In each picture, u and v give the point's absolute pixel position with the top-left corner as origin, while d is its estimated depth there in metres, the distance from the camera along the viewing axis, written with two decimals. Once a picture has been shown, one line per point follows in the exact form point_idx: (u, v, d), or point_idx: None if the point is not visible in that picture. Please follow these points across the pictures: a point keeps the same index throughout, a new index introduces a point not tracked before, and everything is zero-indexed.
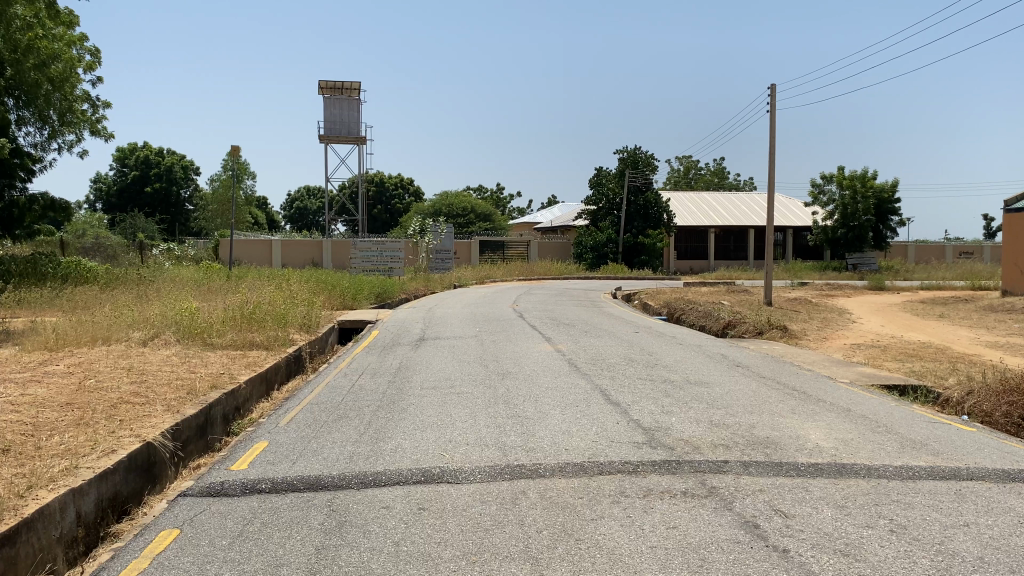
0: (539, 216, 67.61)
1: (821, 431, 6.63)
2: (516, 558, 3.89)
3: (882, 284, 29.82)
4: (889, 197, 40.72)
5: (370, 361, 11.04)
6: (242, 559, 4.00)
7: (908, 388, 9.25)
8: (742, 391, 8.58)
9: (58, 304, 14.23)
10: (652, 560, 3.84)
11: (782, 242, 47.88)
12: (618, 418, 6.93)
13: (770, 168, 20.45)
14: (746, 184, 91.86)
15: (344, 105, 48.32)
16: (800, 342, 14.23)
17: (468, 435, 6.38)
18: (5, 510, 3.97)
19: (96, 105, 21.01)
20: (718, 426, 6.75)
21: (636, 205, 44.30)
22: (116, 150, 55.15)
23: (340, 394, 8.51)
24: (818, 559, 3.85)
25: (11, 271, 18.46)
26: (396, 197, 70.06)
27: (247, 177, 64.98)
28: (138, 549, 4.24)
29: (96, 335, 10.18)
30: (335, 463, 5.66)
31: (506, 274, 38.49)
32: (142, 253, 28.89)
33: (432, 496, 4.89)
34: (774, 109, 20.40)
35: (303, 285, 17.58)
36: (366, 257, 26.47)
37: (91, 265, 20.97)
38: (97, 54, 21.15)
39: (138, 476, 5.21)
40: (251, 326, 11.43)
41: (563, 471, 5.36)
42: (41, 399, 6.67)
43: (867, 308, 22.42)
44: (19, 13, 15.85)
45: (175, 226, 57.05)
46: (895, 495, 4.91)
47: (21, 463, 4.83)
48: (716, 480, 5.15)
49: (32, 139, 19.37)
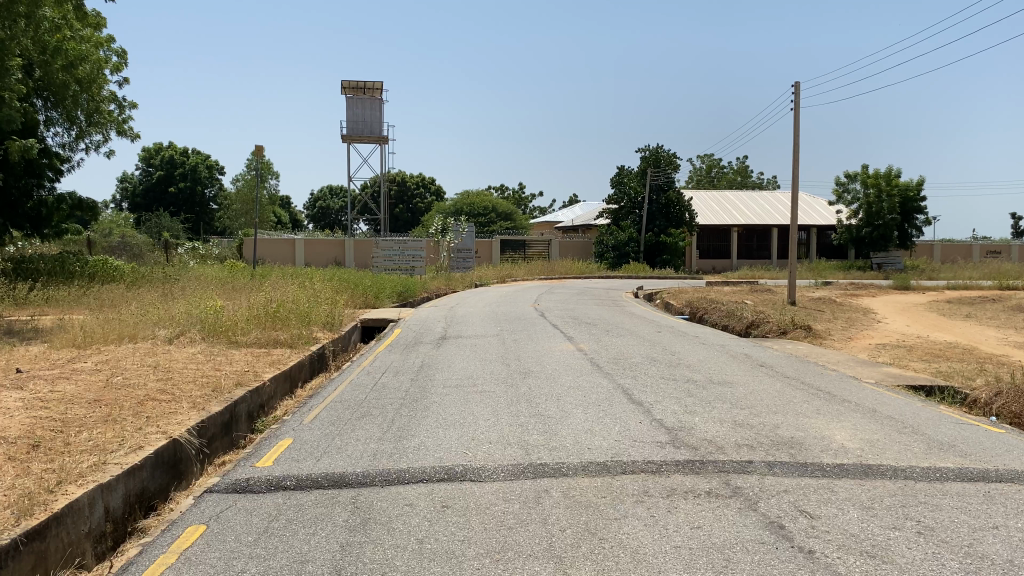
0: (561, 215, 67.51)
1: (847, 432, 6.58)
2: (539, 558, 3.89)
3: (907, 283, 29.48)
4: (914, 196, 40.33)
5: (391, 360, 11.06)
6: (268, 555, 4.03)
7: (936, 389, 9.11)
8: (767, 390, 8.54)
9: (85, 303, 14.38)
10: (677, 560, 3.83)
11: (805, 241, 47.61)
12: (643, 419, 6.88)
13: (795, 165, 20.31)
14: (769, 183, 91.73)
15: (367, 104, 48.47)
16: (824, 343, 14.15)
17: (491, 434, 6.38)
18: (36, 505, 4.04)
19: (123, 105, 21.16)
20: (742, 426, 6.70)
21: (658, 204, 44.16)
22: (142, 150, 56.01)
23: (363, 393, 8.54)
24: (845, 560, 3.82)
25: (39, 270, 18.67)
26: (418, 196, 70.41)
27: (271, 177, 65.46)
28: (165, 544, 4.29)
29: (122, 332, 10.29)
30: (358, 461, 5.67)
31: (528, 274, 38.48)
32: (167, 252, 29.16)
33: (456, 493, 4.91)
34: (798, 108, 20.20)
35: (326, 284, 17.70)
36: (388, 256, 26.59)
37: (116, 264, 21.08)
38: (123, 54, 21.28)
39: (165, 473, 5.26)
40: (275, 325, 11.52)
41: (586, 469, 5.36)
42: (70, 395, 6.78)
43: (892, 308, 22.22)
44: (53, 16, 15.99)
45: (200, 225, 57.59)
46: (922, 497, 4.85)
47: (51, 459, 4.91)
48: (740, 480, 5.12)
49: (60, 140, 19.59)
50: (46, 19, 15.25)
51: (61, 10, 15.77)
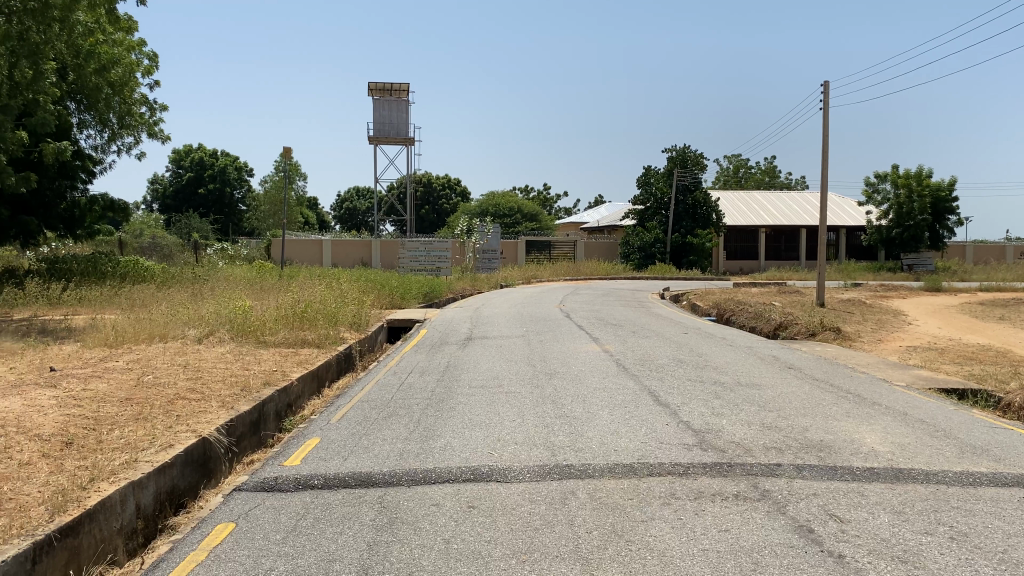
0: (588, 216, 67.40)
1: (877, 435, 6.50)
2: (565, 559, 3.88)
3: (938, 285, 29.10)
4: (946, 196, 39.71)
5: (418, 360, 11.11)
6: (296, 553, 4.05)
7: (968, 392, 8.97)
8: (795, 393, 8.45)
9: (116, 302, 14.59)
10: (705, 563, 3.80)
11: (834, 241, 47.06)
12: (669, 421, 6.84)
13: (824, 164, 20.10)
14: (797, 183, 90.86)
15: (393, 106, 48.75)
16: (854, 344, 13.99)
17: (517, 434, 6.39)
18: (69, 501, 4.10)
19: (154, 108, 21.42)
20: (770, 429, 6.64)
21: (684, 204, 43.90)
22: (172, 152, 56.77)
23: (389, 393, 8.57)
24: (876, 565, 3.77)
25: (72, 270, 18.95)
26: (444, 197, 70.66)
27: (299, 177, 66.05)
28: (195, 542, 4.34)
29: (152, 332, 10.42)
30: (385, 461, 5.70)
31: (553, 275, 38.44)
32: (197, 252, 29.50)
33: (483, 494, 4.91)
34: (827, 108, 19.99)
35: (354, 284, 17.82)
36: (414, 257, 26.70)
37: (147, 264, 21.35)
38: (155, 58, 21.54)
39: (194, 471, 5.32)
40: (303, 325, 11.61)
41: (613, 472, 5.33)
42: (102, 394, 6.88)
43: (924, 310, 21.88)
44: (86, 20, 16.21)
45: (229, 226, 58.25)
46: (955, 502, 4.78)
47: (84, 456, 4.98)
48: (769, 483, 5.08)
49: (93, 142, 19.86)
50: (80, 23, 15.42)
51: (94, 13, 15.95)
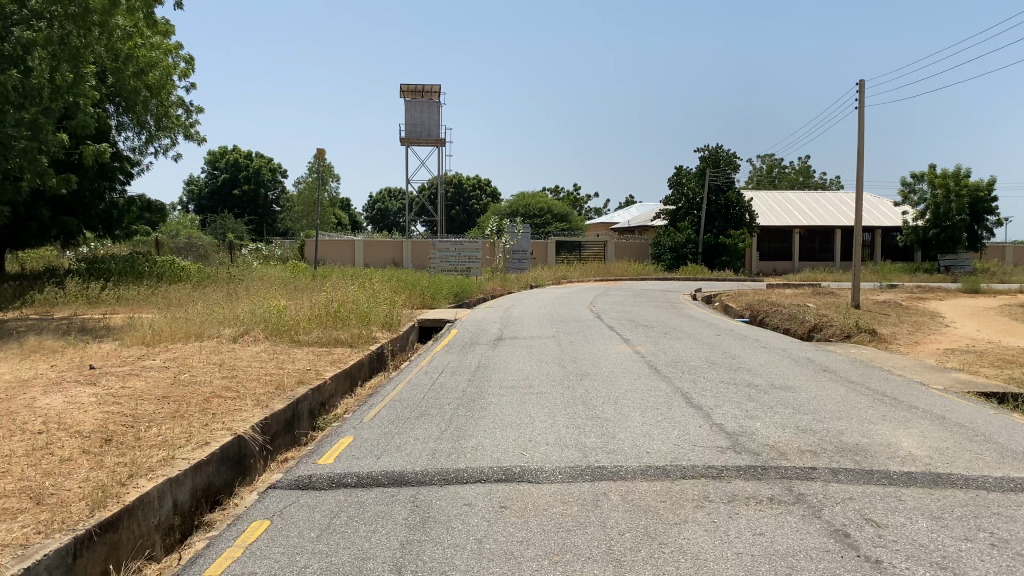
0: (618, 216, 67.16)
1: (914, 439, 6.40)
2: (598, 561, 3.87)
3: (977, 286, 28.56)
4: (985, 196, 38.97)
5: (449, 360, 11.15)
6: (330, 551, 4.09)
7: (1009, 396, 8.80)
8: (830, 395, 8.35)
9: (153, 302, 14.82)
10: (739, 567, 3.78)
11: (869, 242, 46.39)
12: (702, 423, 6.79)
13: (859, 164, 19.82)
14: (832, 182, 89.75)
15: (425, 107, 48.99)
16: (890, 347, 13.79)
17: (549, 435, 6.38)
18: (108, 497, 4.17)
19: (190, 110, 21.73)
20: (805, 431, 6.57)
21: (717, 204, 43.56)
22: (207, 154, 57.56)
23: (421, 392, 8.61)
24: (914, 571, 3.72)
25: (111, 269, 19.30)
26: (475, 197, 70.82)
27: (332, 178, 66.61)
28: (231, 538, 4.39)
29: (189, 331, 10.57)
30: (417, 460, 5.73)
31: (584, 276, 38.36)
32: (231, 252, 29.87)
33: (515, 494, 4.92)
34: (863, 106, 19.72)
35: (385, 284, 17.93)
36: (445, 257, 26.79)
37: (183, 264, 21.66)
38: (191, 61, 21.85)
39: (230, 468, 5.40)
40: (335, 325, 11.71)
41: (645, 474, 5.30)
42: (140, 391, 6.99)
43: (962, 311, 21.47)
44: (125, 24, 16.49)
45: (262, 227, 58.93)
46: (996, 508, 4.69)
47: (123, 453, 5.07)
48: (804, 487, 5.02)
49: (131, 144, 20.23)
50: (119, 27, 15.68)
51: (132, 18, 16.21)
